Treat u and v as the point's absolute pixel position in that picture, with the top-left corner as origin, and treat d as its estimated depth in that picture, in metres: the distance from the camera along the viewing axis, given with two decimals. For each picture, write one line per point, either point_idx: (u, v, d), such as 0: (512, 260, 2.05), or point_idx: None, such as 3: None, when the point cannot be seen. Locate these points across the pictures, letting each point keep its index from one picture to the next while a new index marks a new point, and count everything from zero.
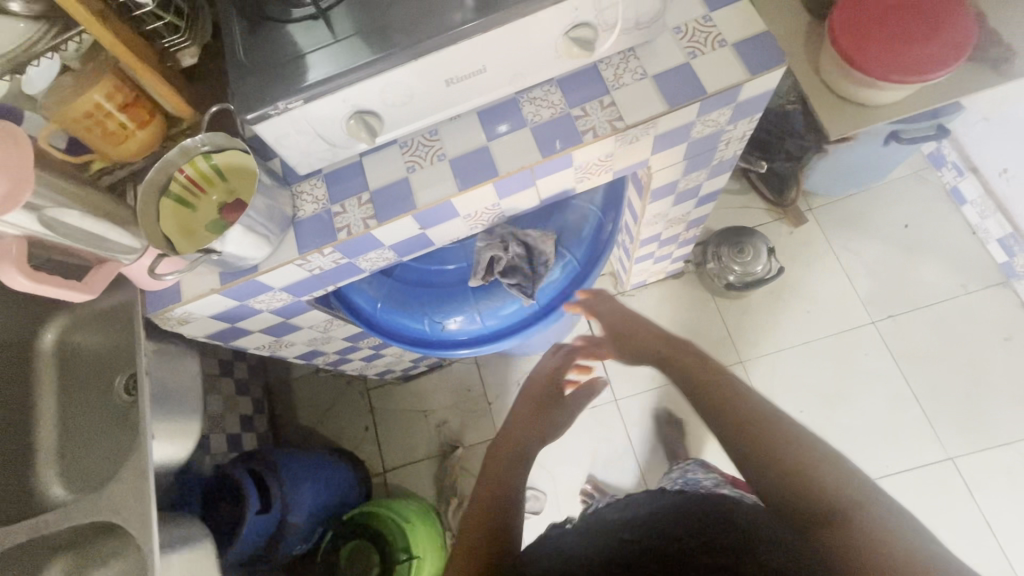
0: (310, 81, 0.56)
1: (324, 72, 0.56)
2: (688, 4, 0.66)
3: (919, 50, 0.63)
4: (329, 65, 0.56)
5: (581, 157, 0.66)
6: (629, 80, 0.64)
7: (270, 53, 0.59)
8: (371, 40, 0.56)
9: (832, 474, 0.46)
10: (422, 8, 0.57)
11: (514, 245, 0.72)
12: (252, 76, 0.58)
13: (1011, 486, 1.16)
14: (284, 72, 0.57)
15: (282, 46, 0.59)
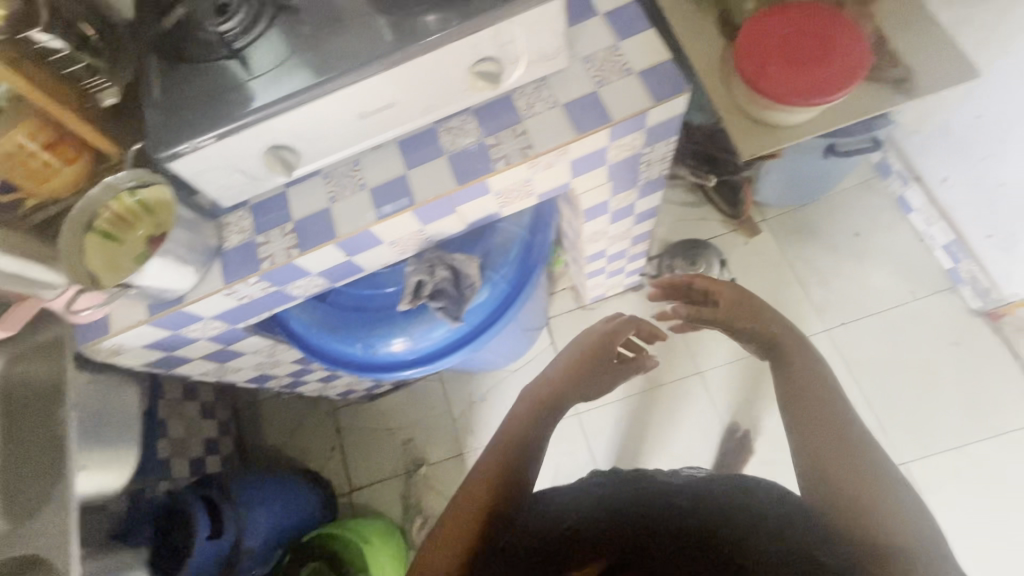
0: (252, 108, 0.58)
1: (264, 99, 0.58)
2: (596, 35, 0.69)
3: (814, 73, 0.66)
4: (268, 93, 0.58)
5: (497, 183, 0.68)
6: (541, 109, 0.67)
7: (197, 89, 0.61)
8: (283, 77, 0.59)
9: (903, 518, 0.55)
10: (332, 48, 0.59)
11: (440, 270, 0.73)
12: (176, 114, 0.60)
13: (966, 489, 1.17)
14: (216, 104, 0.59)
15: (208, 81, 0.61)
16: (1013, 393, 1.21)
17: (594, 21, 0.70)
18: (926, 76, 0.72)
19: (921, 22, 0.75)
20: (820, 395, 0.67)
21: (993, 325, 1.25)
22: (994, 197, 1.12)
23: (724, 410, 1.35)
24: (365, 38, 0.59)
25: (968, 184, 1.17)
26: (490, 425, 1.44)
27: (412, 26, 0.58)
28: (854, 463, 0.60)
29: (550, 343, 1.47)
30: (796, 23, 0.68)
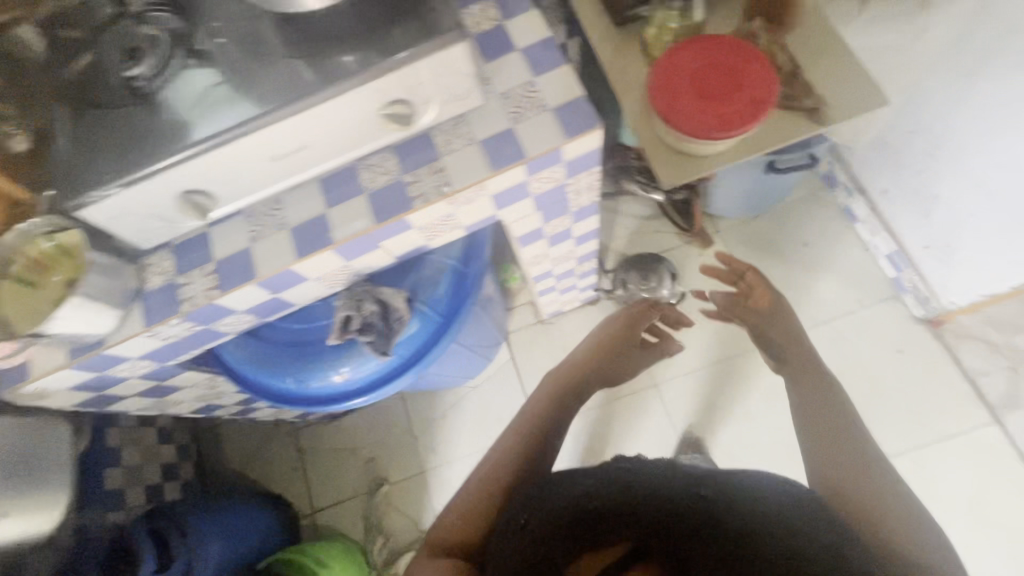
0: (195, 138, 0.58)
1: (208, 129, 0.58)
2: (514, 71, 0.70)
3: (723, 107, 0.68)
4: (213, 121, 0.58)
5: (417, 220, 0.68)
6: (459, 145, 0.68)
7: (122, 128, 0.60)
8: (198, 116, 0.59)
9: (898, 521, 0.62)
10: (240, 94, 0.59)
11: (368, 304, 0.74)
12: (97, 156, 0.59)
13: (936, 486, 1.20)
14: (151, 141, 0.59)
15: (132, 120, 0.60)
16: (955, 399, 1.24)
17: (511, 57, 0.71)
18: (838, 105, 0.74)
19: (833, 51, 0.76)
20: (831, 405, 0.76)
21: (934, 332, 1.28)
22: (929, 208, 1.15)
23: (679, 421, 1.36)
24: (272, 84, 0.59)
25: (905, 196, 1.20)
26: (451, 441, 1.45)
27: (318, 72, 0.58)
28: (855, 471, 0.66)
29: (509, 358, 1.48)
30: (707, 56, 0.69)
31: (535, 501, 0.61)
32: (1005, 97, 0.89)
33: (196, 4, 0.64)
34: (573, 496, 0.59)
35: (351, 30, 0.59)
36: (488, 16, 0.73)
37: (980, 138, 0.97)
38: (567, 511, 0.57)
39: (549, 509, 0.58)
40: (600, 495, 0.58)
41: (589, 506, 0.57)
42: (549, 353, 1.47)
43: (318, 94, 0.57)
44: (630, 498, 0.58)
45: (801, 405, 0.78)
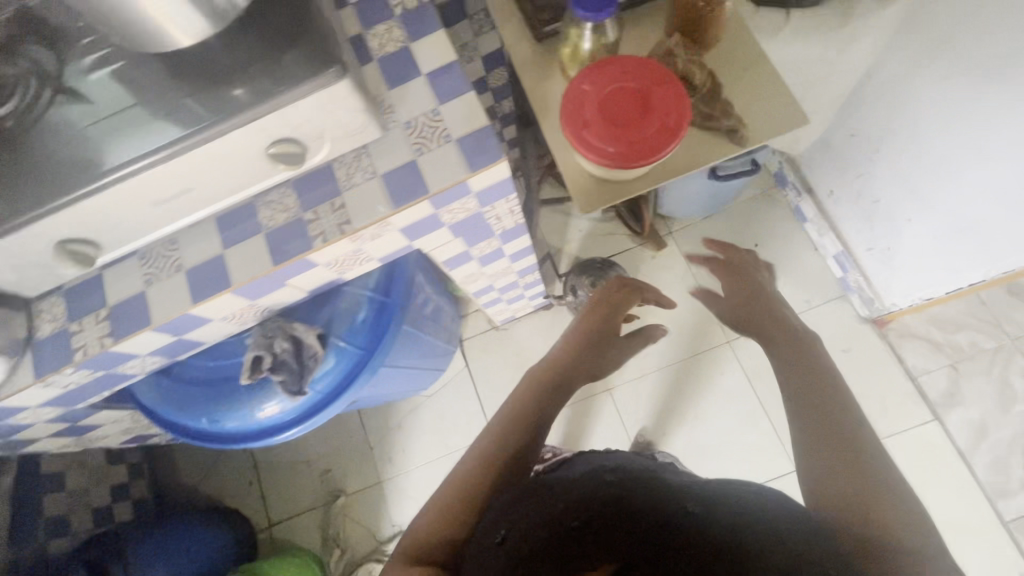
0: (110, 165, 0.54)
1: (124, 155, 0.54)
2: (417, 98, 0.67)
3: (632, 135, 0.66)
4: (131, 147, 0.54)
5: (321, 259, 0.66)
6: (360, 179, 0.65)
7: (19, 161, 0.55)
8: (110, 140, 0.55)
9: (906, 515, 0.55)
10: (144, 120, 0.55)
11: (280, 341, 0.71)
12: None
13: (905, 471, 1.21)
14: (58, 171, 0.54)
15: (26, 154, 0.55)
16: (899, 398, 1.25)
17: (416, 82, 0.68)
18: (757, 126, 0.73)
19: (755, 70, 0.74)
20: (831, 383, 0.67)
21: (880, 332, 1.29)
22: (872, 211, 1.15)
23: (632, 426, 1.36)
24: (165, 116, 0.55)
25: (849, 198, 1.20)
26: (407, 451, 1.43)
27: (191, 112, 0.55)
28: (852, 457, 0.59)
29: (464, 365, 1.47)
30: (617, 81, 0.67)
31: (512, 514, 0.57)
32: (939, 102, 0.88)
33: (64, 34, 0.60)
34: (551, 509, 0.55)
35: (226, 67, 0.56)
36: (393, 37, 0.70)
37: (917, 143, 0.96)
38: (543, 526, 0.54)
39: (526, 522, 0.55)
40: (581, 511, 0.55)
41: (569, 523, 0.54)
42: (504, 359, 1.46)
43: (190, 137, 0.53)
44: (612, 512, 0.55)
45: (800, 378, 0.68)
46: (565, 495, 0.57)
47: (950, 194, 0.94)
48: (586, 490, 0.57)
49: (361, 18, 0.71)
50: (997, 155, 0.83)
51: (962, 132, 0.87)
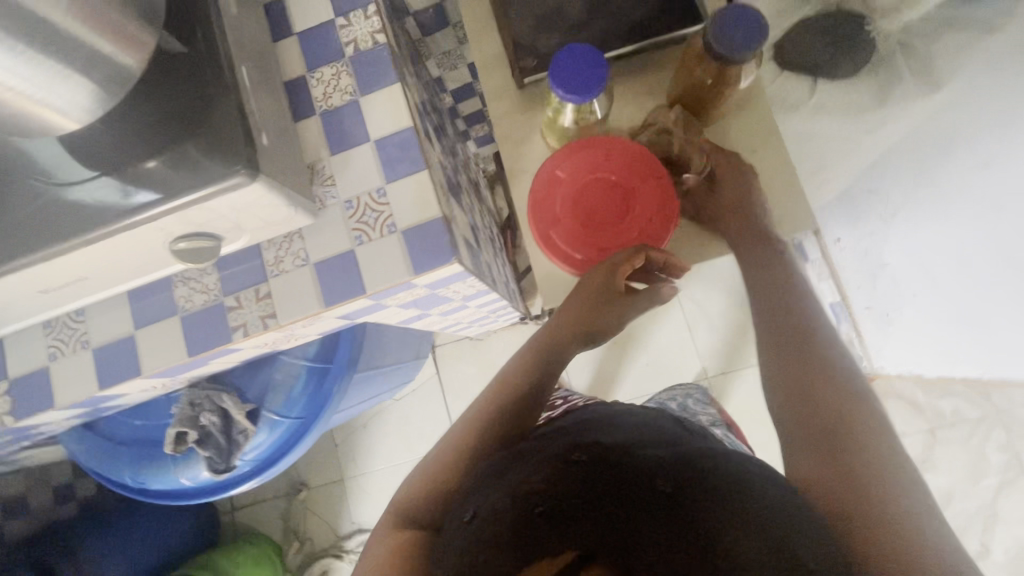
0: (107, 215, 0.45)
1: (117, 209, 0.45)
2: (361, 173, 0.57)
3: (605, 243, 0.57)
4: (123, 199, 0.45)
5: (245, 349, 0.59)
6: (290, 266, 0.56)
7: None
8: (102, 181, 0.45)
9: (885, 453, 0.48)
10: (138, 162, 0.45)
11: (206, 415, 0.66)
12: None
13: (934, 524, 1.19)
14: (41, 217, 0.45)
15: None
16: None
17: (361, 150, 0.57)
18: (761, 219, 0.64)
19: (762, 156, 0.65)
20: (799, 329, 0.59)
21: None
22: (875, 271, 1.04)
23: None
24: (166, 160, 0.45)
25: (854, 255, 1.08)
26: (371, 452, 1.42)
27: (73, 201, 0.45)
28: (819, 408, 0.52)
29: (435, 372, 1.42)
30: (597, 171, 0.56)
31: (479, 490, 0.46)
32: (1006, 180, 0.73)
33: None
34: (516, 485, 0.44)
35: (115, 146, 0.46)
36: (340, 86, 0.59)
37: (943, 211, 0.83)
38: (504, 510, 0.42)
39: (487, 506, 0.43)
40: (553, 492, 0.42)
41: (533, 511, 0.41)
42: (475, 370, 1.41)
43: (153, 204, 0.44)
44: (598, 487, 0.43)
45: (805, 387, 0.55)
46: (534, 474, 0.45)
47: (980, 285, 0.82)
48: (559, 465, 0.45)
49: (305, 58, 0.60)
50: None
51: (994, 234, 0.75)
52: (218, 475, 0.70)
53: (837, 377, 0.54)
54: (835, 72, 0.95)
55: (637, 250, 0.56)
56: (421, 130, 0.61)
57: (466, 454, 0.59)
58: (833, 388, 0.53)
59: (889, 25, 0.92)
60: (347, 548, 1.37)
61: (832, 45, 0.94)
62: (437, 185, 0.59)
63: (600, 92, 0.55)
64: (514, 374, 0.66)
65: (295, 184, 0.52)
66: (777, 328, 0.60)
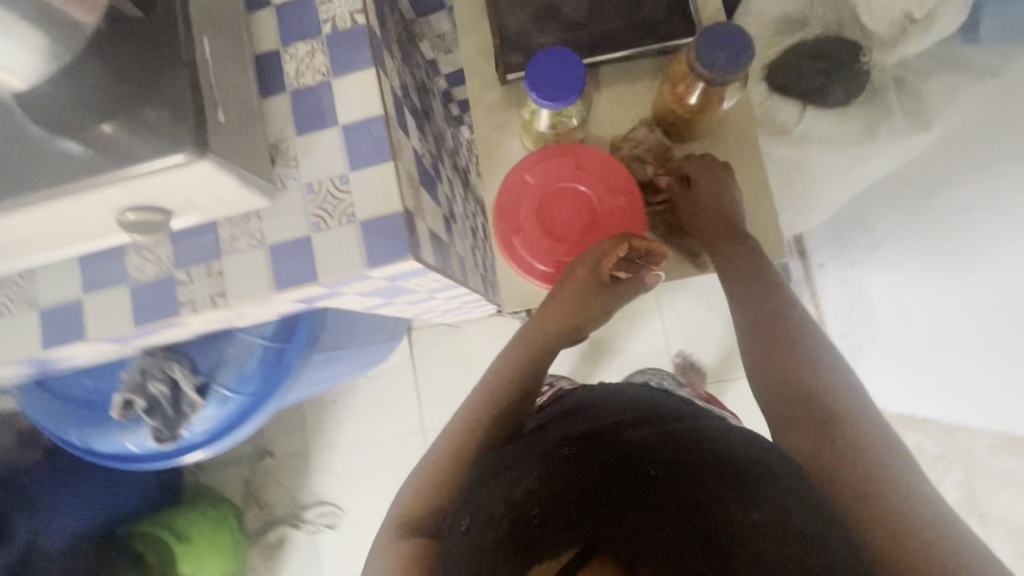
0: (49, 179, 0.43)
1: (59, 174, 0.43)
2: (326, 158, 0.56)
3: (565, 255, 0.57)
4: (66, 165, 0.44)
5: (193, 324, 0.58)
6: (244, 246, 0.55)
7: None
8: (45, 143, 0.44)
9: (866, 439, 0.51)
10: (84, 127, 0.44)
11: (156, 383, 0.66)
12: None
13: None
14: None
15: None
16: None
17: (328, 134, 0.56)
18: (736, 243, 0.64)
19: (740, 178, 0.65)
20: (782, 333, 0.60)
21: None
22: (854, 300, 1.03)
23: None
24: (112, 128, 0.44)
25: (836, 281, 1.07)
26: (338, 427, 1.42)
27: (15, 160, 0.44)
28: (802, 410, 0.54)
29: (409, 354, 1.42)
30: (566, 181, 0.55)
31: (472, 496, 0.44)
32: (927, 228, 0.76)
33: None
34: (509, 486, 0.42)
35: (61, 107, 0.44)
36: (314, 65, 0.57)
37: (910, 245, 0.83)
38: (495, 519, 0.40)
39: (480, 513, 0.41)
40: (547, 492, 0.41)
41: (529, 513, 0.40)
42: (448, 357, 1.41)
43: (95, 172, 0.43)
44: (594, 480, 0.41)
45: (791, 393, 0.56)
46: (526, 472, 0.43)
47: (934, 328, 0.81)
48: (550, 460, 0.43)
49: (281, 31, 0.58)
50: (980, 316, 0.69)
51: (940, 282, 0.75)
52: (162, 443, 0.70)
53: (818, 377, 0.55)
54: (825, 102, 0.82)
55: (619, 240, 0.53)
56: (394, 118, 0.59)
57: (463, 456, 0.60)
58: (814, 394, 0.55)
59: (890, 57, 0.78)
60: (306, 518, 1.39)
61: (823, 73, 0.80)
62: (403, 178, 0.57)
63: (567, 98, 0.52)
64: (502, 375, 0.66)
65: (251, 164, 0.50)
66: (762, 330, 0.60)
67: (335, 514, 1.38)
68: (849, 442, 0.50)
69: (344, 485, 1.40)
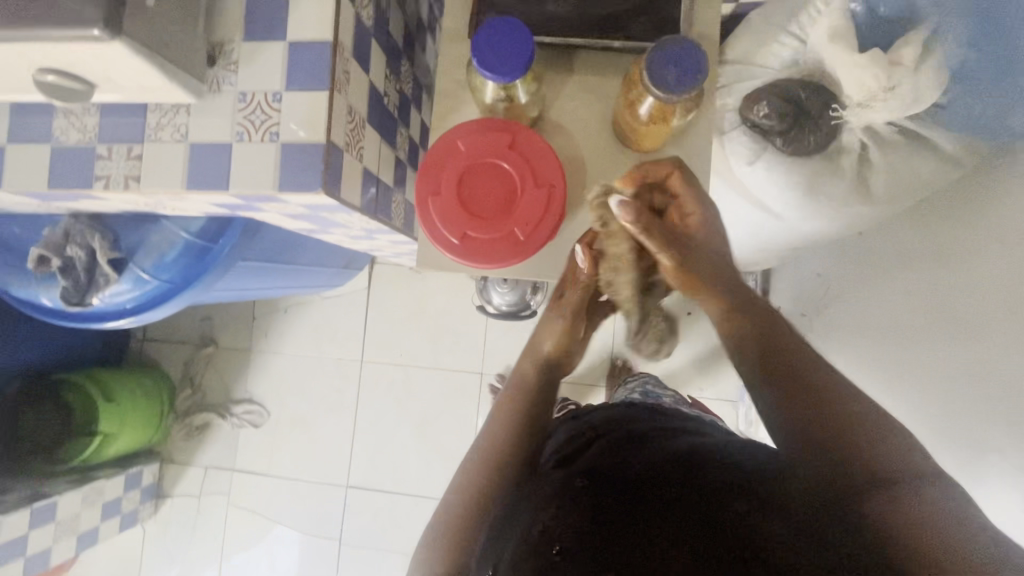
0: None
1: None
2: (265, 71, 0.55)
3: (474, 230, 0.56)
4: None
5: (108, 199, 0.59)
6: (167, 138, 0.56)
7: None
8: None
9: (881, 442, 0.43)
10: None
11: (75, 247, 0.68)
12: None
13: None
14: None
15: None
16: None
17: (273, 47, 0.55)
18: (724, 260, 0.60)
19: None
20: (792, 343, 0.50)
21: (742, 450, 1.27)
22: None
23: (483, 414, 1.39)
24: None
25: None
26: (282, 335, 1.46)
27: None
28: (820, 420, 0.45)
29: (365, 285, 1.44)
30: (493, 156, 0.56)
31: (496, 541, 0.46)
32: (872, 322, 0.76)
33: None
34: (526, 530, 0.43)
35: None
36: None
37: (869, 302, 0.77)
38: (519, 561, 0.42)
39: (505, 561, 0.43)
40: (565, 525, 0.42)
41: (550, 551, 0.41)
42: (402, 299, 1.43)
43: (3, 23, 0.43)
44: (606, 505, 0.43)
45: (804, 414, 0.45)
46: (541, 512, 0.44)
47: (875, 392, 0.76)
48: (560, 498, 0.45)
49: None
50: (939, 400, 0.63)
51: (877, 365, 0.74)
52: (70, 306, 0.72)
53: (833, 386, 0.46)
54: (785, 143, 0.66)
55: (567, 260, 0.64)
56: (349, 51, 0.58)
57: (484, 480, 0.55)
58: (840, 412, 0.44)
59: (862, 118, 0.63)
60: (232, 412, 1.45)
61: (785, 119, 0.65)
62: (339, 112, 0.57)
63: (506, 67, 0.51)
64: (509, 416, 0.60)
65: (179, 58, 0.50)
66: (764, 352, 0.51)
67: (259, 415, 1.44)
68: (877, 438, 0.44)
69: (275, 391, 1.46)
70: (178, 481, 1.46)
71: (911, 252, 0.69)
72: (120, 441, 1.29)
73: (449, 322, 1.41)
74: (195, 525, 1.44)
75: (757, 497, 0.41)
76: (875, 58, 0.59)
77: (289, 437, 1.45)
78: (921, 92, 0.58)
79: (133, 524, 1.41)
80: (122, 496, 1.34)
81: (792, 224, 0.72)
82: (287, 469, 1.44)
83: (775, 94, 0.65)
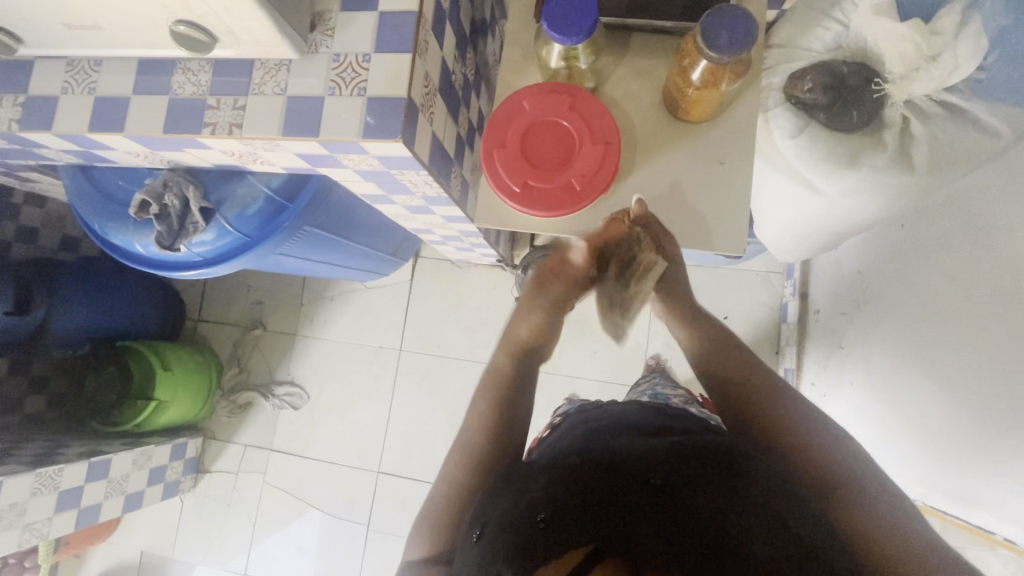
0: None
1: None
2: (357, 35, 0.62)
3: (533, 180, 0.61)
4: None
5: (212, 145, 0.67)
6: (269, 91, 0.63)
7: None
8: None
9: (827, 458, 0.53)
10: None
11: (172, 196, 0.76)
12: None
13: None
14: None
15: None
16: None
17: (366, 16, 0.62)
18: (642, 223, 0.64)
19: (730, 169, 0.67)
20: (746, 365, 0.61)
21: None
22: (831, 351, 1.04)
23: None
24: None
25: (824, 330, 1.08)
26: (327, 322, 1.53)
27: None
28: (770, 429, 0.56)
29: (408, 278, 1.51)
30: (555, 115, 0.61)
31: (483, 505, 0.51)
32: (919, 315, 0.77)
33: None
34: (517, 499, 0.49)
35: None
36: None
37: (896, 319, 0.83)
38: (507, 523, 0.46)
39: (494, 522, 0.48)
40: (557, 500, 0.46)
41: (534, 517, 0.46)
42: (442, 292, 1.49)
43: None
44: (596, 490, 0.47)
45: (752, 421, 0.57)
46: (532, 486, 0.49)
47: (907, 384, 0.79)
48: (554, 473, 0.50)
49: None
50: (1002, 364, 0.63)
51: (925, 355, 0.75)
52: (162, 250, 0.80)
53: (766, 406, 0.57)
54: (830, 117, 0.71)
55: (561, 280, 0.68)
56: (429, 23, 0.65)
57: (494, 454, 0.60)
58: (787, 428, 0.55)
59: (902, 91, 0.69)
60: (273, 392, 1.50)
61: (829, 92, 0.70)
62: (419, 75, 0.64)
63: (584, 36, 0.57)
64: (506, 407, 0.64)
65: (291, 18, 0.58)
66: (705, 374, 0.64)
67: (299, 396, 1.49)
68: (848, 469, 0.53)
69: (316, 374, 1.52)
70: (218, 457, 1.51)
71: (951, 239, 0.72)
72: (171, 409, 1.34)
73: (487, 316, 1.46)
74: (231, 502, 1.49)
75: (734, 489, 0.45)
76: (915, 29, 0.64)
77: (326, 420, 1.49)
78: (961, 60, 0.64)
79: (173, 494, 1.46)
80: (168, 463, 1.40)
81: (834, 201, 0.75)
82: (321, 451, 1.48)
83: (819, 70, 0.70)
